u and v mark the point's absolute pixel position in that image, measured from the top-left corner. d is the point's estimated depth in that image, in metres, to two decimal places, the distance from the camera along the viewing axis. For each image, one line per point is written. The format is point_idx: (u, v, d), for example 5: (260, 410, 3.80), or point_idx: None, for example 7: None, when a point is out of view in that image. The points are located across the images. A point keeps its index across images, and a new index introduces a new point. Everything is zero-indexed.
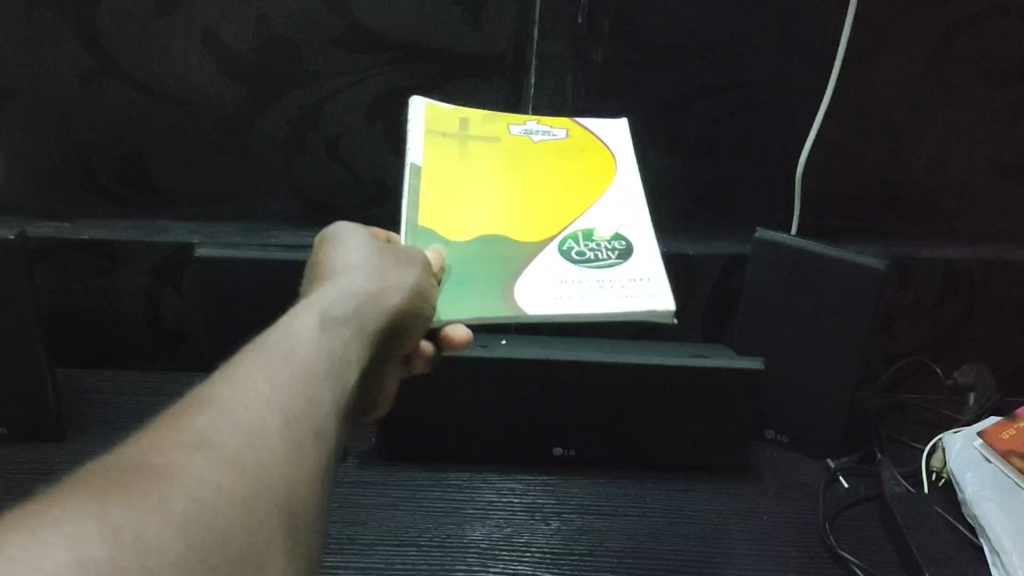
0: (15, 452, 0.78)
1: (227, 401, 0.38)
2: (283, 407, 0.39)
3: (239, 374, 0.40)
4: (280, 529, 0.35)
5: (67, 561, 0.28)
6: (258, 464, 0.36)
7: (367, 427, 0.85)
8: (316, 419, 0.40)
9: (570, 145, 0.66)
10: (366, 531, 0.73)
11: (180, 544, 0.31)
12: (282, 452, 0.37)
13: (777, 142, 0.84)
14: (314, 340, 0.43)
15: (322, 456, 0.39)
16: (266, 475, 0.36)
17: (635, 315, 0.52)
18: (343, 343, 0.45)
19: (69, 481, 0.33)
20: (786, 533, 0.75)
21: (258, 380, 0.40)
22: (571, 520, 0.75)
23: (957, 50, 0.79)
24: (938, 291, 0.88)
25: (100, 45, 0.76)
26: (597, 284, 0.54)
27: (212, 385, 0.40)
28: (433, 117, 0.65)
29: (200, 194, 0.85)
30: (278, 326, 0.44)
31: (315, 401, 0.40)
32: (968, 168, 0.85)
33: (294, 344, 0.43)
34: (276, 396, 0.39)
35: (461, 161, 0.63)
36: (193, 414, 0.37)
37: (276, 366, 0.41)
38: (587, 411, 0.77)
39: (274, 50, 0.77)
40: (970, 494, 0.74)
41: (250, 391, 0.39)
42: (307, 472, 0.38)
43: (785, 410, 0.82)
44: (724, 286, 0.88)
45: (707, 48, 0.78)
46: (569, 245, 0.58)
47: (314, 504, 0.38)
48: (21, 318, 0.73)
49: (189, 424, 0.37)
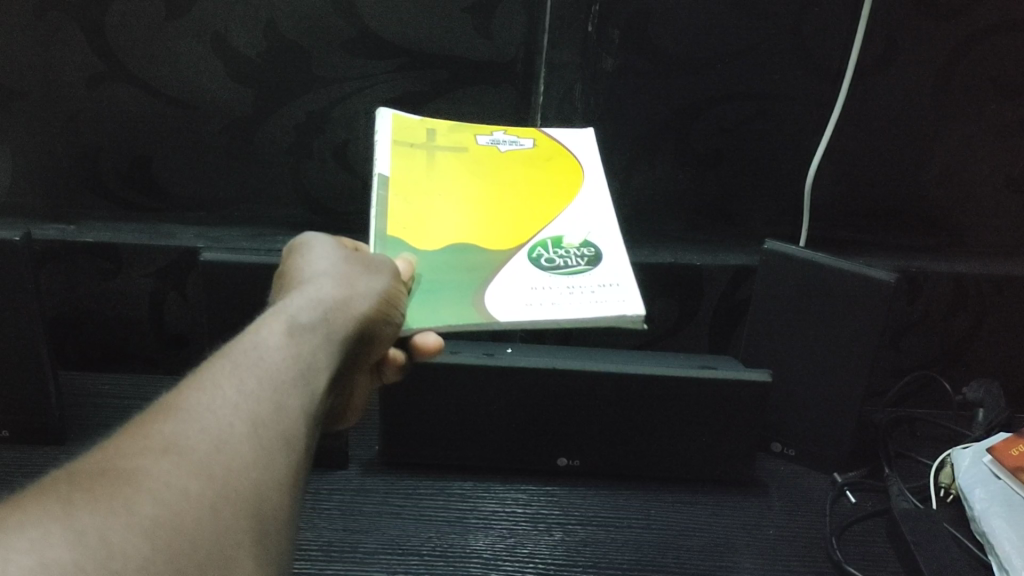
0: (16, 454, 0.77)
1: (195, 406, 0.38)
2: (252, 412, 0.39)
3: (206, 381, 0.40)
4: (251, 531, 0.35)
5: (29, 566, 0.29)
6: (227, 468, 0.36)
7: (371, 434, 0.84)
8: (286, 424, 0.39)
9: (538, 153, 0.66)
10: (367, 540, 0.72)
11: (147, 550, 0.31)
12: (251, 455, 0.37)
13: (787, 152, 0.83)
14: (281, 347, 0.43)
15: (293, 460, 0.38)
16: (235, 478, 0.36)
17: (605, 320, 0.51)
18: (311, 350, 0.44)
19: (35, 487, 0.33)
20: (792, 546, 0.75)
21: (225, 387, 0.39)
22: (574, 531, 0.74)
23: (969, 63, 0.78)
24: (948, 306, 0.87)
25: (108, 48, 0.76)
26: (565, 289, 0.53)
27: (179, 392, 0.39)
28: (399, 129, 0.65)
29: (205, 197, 0.84)
30: (244, 334, 0.44)
31: (284, 405, 0.40)
32: (978, 182, 0.85)
33: (261, 351, 0.42)
34: (245, 402, 0.39)
35: (429, 170, 0.62)
36: (159, 420, 0.37)
37: (242, 374, 0.40)
38: (586, 423, 0.77)
39: (282, 55, 0.77)
40: (978, 510, 0.73)
41: (217, 397, 0.39)
42: (279, 475, 0.37)
43: (791, 423, 0.82)
44: (731, 298, 0.87)
45: (718, 58, 0.78)
46: (537, 252, 0.57)
47: (287, 508, 0.37)
48: (24, 320, 0.73)
49: (157, 429, 0.37)
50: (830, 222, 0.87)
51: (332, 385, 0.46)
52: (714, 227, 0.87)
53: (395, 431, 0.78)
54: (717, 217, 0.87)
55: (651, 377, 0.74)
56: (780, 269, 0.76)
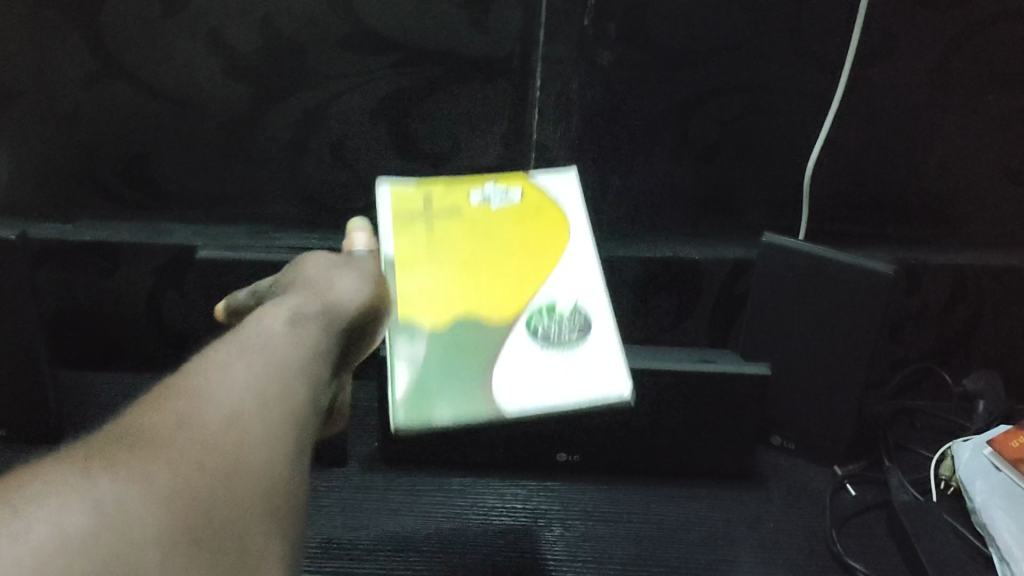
0: (15, 453, 0.77)
1: (207, 385, 0.40)
2: (262, 388, 0.40)
3: (215, 363, 0.41)
4: (265, 494, 0.36)
5: (48, 534, 0.30)
6: (242, 437, 0.37)
7: (371, 429, 0.84)
8: (295, 398, 0.41)
9: (526, 210, 0.66)
10: (368, 537, 0.72)
11: (163, 514, 0.33)
12: (262, 427, 0.38)
13: (786, 145, 0.83)
14: (284, 338, 0.45)
15: (303, 433, 0.40)
16: (249, 446, 0.37)
17: (592, 404, 0.57)
18: (314, 335, 0.46)
19: (58, 458, 0.35)
20: (792, 540, 0.75)
21: (235, 366, 0.41)
22: (574, 527, 0.74)
23: (968, 54, 0.78)
24: (947, 297, 0.88)
25: (105, 46, 0.76)
26: (548, 371, 0.58)
27: (191, 372, 0.41)
28: (399, 203, 0.65)
29: (203, 195, 0.84)
30: (248, 324, 0.46)
31: (292, 383, 0.42)
32: (979, 174, 0.84)
33: (267, 338, 0.44)
34: (254, 379, 0.41)
35: (422, 253, 0.63)
36: (173, 397, 0.39)
37: (250, 355, 0.42)
38: (585, 418, 0.76)
39: (279, 52, 0.77)
40: (980, 503, 0.73)
41: (228, 375, 0.41)
42: (290, 446, 0.39)
43: (791, 416, 0.81)
44: (729, 292, 0.89)
45: (715, 50, 0.78)
46: (531, 320, 0.60)
47: (301, 476, 0.39)
48: (23, 320, 0.73)
49: (171, 405, 0.38)
50: (830, 214, 0.87)
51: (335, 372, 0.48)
52: (713, 221, 0.87)
53: (394, 427, 0.78)
54: (716, 211, 0.87)
55: (651, 372, 0.74)
56: (779, 262, 0.76)
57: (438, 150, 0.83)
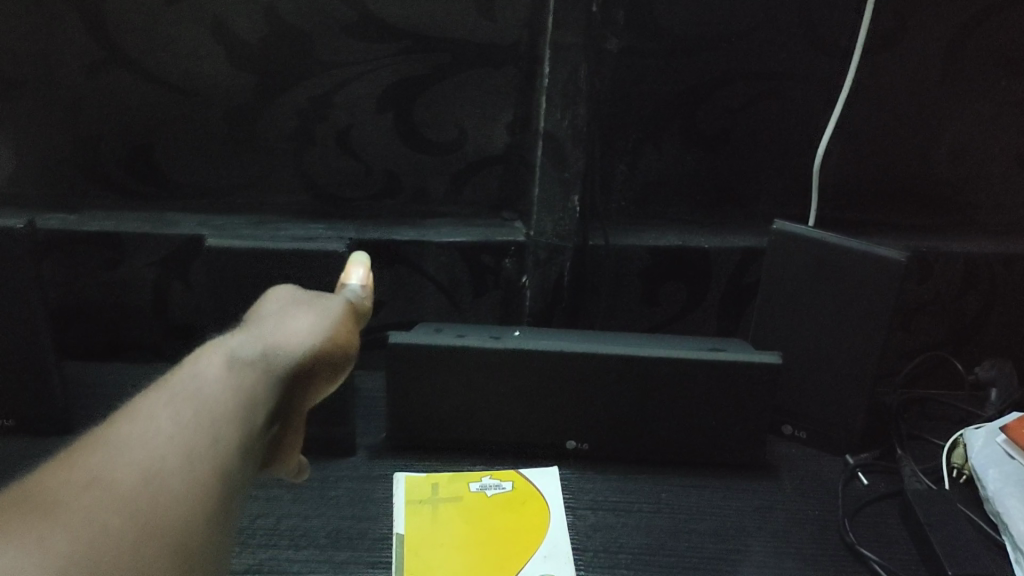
0: (20, 444, 0.77)
1: (127, 438, 0.38)
2: (186, 443, 0.38)
3: (141, 415, 0.39)
4: (179, 554, 0.34)
5: None
6: (158, 496, 0.35)
7: (378, 420, 0.83)
8: (222, 453, 0.39)
9: None
10: (377, 527, 0.71)
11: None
12: (182, 485, 0.36)
13: (796, 132, 0.82)
14: (219, 379, 0.43)
15: (228, 492, 0.38)
16: (165, 506, 0.35)
17: None
18: (251, 383, 0.44)
19: None
20: (804, 529, 0.74)
21: (160, 419, 0.39)
22: (586, 516, 0.74)
23: (977, 39, 0.77)
24: (959, 285, 0.87)
25: (109, 35, 0.75)
26: None
27: (114, 425, 0.39)
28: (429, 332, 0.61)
29: (208, 185, 0.84)
30: (184, 368, 0.44)
31: (221, 438, 0.39)
32: (989, 160, 0.84)
33: (200, 385, 0.42)
34: (178, 433, 0.38)
35: None
36: (90, 452, 0.37)
37: (179, 406, 0.40)
38: (595, 406, 0.76)
39: (284, 41, 0.76)
40: (992, 491, 0.73)
41: (150, 430, 0.38)
42: (211, 507, 0.36)
43: (803, 405, 0.81)
44: (740, 281, 0.88)
45: (723, 37, 0.77)
46: None
47: (220, 541, 0.36)
48: (27, 310, 0.72)
49: (88, 460, 0.36)
50: (839, 202, 0.86)
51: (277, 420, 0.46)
52: (722, 210, 0.87)
53: (403, 418, 0.77)
54: (725, 199, 0.86)
55: (660, 360, 0.74)
56: (789, 250, 0.76)
57: (444, 138, 0.83)
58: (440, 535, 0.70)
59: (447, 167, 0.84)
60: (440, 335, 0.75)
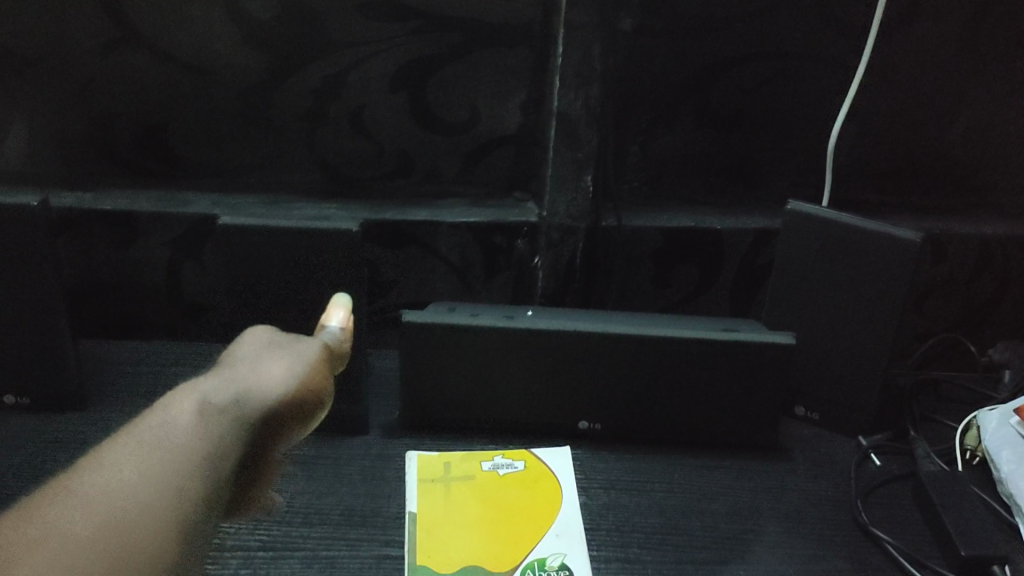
0: (36, 420, 0.77)
1: (89, 488, 0.45)
2: (145, 487, 0.45)
3: (108, 463, 0.47)
4: None
5: None
6: (107, 544, 0.42)
7: (391, 399, 0.83)
8: (184, 494, 0.46)
9: None
10: (390, 504, 0.72)
11: None
12: (139, 528, 0.43)
13: (810, 112, 0.82)
14: (188, 428, 0.50)
15: (187, 527, 0.45)
16: (114, 550, 0.42)
17: None
18: (215, 433, 0.51)
19: None
20: (817, 510, 0.74)
21: (125, 469, 0.46)
22: (598, 495, 0.74)
23: (995, 19, 0.77)
24: (972, 268, 0.87)
25: (123, 13, 0.75)
26: None
27: (84, 470, 0.47)
28: None
29: (221, 165, 0.84)
30: (161, 417, 0.51)
31: (182, 488, 0.46)
32: (1004, 141, 0.83)
33: (169, 433, 0.50)
34: (138, 480, 0.45)
35: None
36: (53, 501, 0.44)
37: (146, 455, 0.47)
38: (607, 385, 0.76)
39: (297, 20, 0.76)
40: (1006, 472, 0.72)
41: (114, 478, 0.46)
42: (159, 550, 0.43)
43: (815, 386, 0.80)
44: (753, 261, 0.87)
45: (738, 16, 0.77)
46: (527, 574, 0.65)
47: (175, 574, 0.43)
48: (42, 287, 0.72)
49: (51, 510, 0.43)
50: (853, 183, 0.86)
51: (225, 485, 0.49)
52: (735, 191, 0.86)
53: (415, 396, 0.77)
54: (738, 179, 0.86)
55: (673, 340, 0.74)
56: (803, 230, 0.75)
57: (457, 118, 0.82)
58: (447, 515, 0.70)
59: (460, 147, 0.84)
60: (452, 314, 0.75)
